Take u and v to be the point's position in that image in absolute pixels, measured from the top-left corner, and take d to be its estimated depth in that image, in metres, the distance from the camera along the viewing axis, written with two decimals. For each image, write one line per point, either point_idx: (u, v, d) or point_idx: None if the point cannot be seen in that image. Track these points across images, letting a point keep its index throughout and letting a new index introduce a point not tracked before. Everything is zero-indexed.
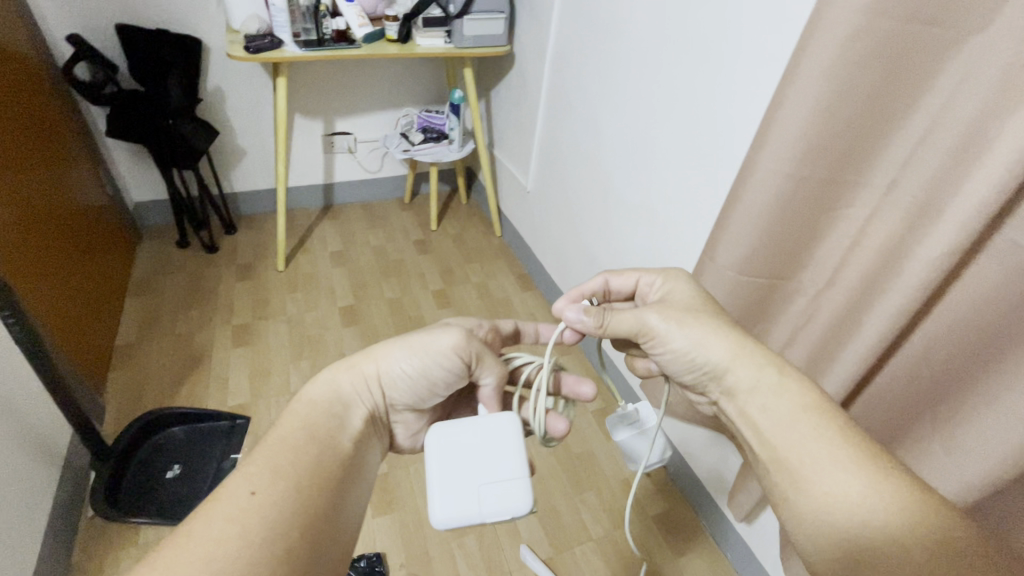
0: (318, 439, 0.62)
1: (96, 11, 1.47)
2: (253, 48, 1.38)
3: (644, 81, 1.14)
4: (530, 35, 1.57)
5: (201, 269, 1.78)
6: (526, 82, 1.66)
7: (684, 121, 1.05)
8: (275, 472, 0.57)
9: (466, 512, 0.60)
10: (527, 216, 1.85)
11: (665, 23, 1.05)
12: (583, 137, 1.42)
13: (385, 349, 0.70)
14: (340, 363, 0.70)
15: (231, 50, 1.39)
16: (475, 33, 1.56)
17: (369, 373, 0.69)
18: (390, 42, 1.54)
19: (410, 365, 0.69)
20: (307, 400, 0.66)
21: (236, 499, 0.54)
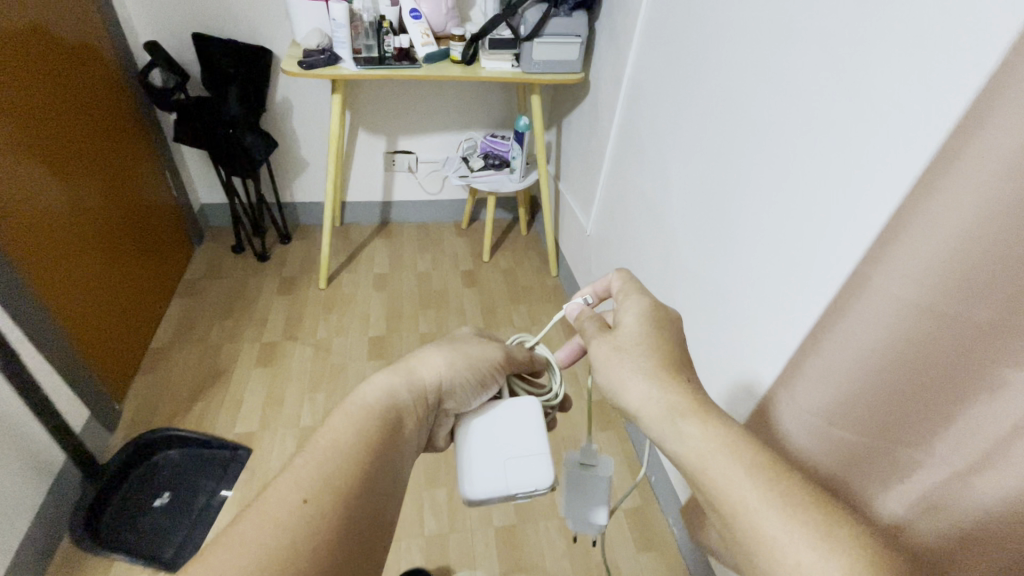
0: (370, 449, 0.65)
1: (177, 20, 1.50)
2: (307, 64, 1.31)
3: (744, 150, 0.87)
4: (607, 64, 1.39)
5: (247, 277, 1.77)
6: (599, 115, 1.47)
7: (791, 218, 0.77)
8: (320, 482, 0.60)
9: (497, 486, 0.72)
10: (584, 262, 1.66)
11: (782, 78, 0.77)
12: (661, 198, 1.17)
13: (428, 358, 0.76)
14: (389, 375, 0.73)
15: (286, 65, 1.34)
16: (546, 57, 1.41)
17: (421, 381, 0.75)
18: (453, 63, 1.45)
19: (455, 364, 0.78)
20: (361, 405, 0.69)
21: (287, 507, 0.56)
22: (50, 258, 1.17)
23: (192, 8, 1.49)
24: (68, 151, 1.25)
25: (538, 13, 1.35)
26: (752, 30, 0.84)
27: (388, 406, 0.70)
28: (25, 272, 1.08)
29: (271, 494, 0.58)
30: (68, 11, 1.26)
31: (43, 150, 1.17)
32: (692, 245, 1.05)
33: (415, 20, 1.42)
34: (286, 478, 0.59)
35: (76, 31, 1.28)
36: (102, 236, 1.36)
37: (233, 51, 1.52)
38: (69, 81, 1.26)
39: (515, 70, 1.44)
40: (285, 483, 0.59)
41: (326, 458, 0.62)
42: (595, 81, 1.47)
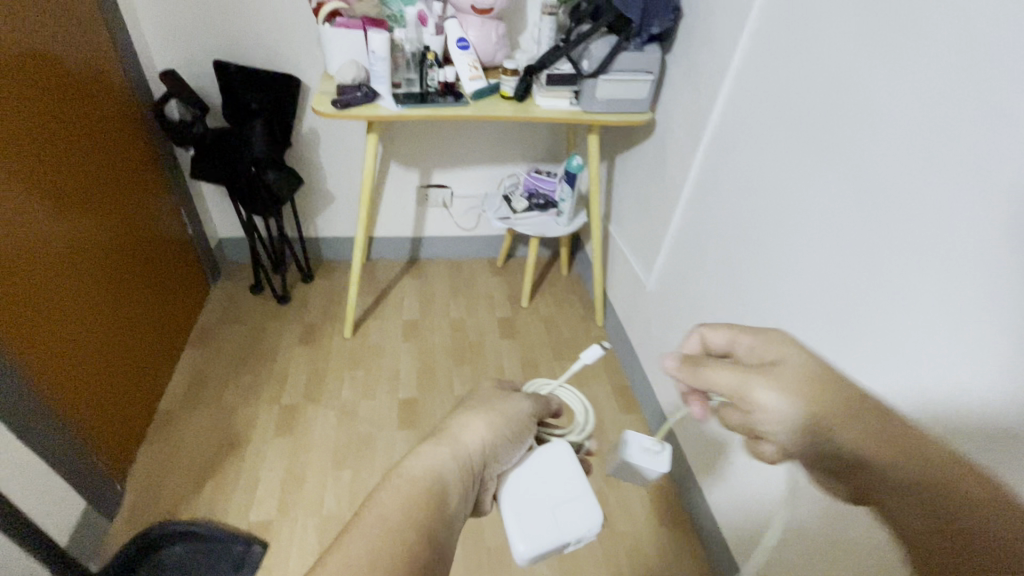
0: (420, 521, 0.54)
1: (197, 46, 1.35)
2: (342, 103, 1.15)
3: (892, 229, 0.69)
4: (682, 105, 1.20)
5: (266, 322, 1.62)
6: (668, 161, 1.28)
7: (975, 330, 0.60)
8: (372, 563, 0.49)
9: (548, 538, 0.61)
10: (641, 319, 1.48)
11: (971, 160, 0.59)
12: (744, 259, 1.00)
13: (467, 416, 0.65)
14: (430, 446, 0.61)
15: (317, 103, 1.18)
16: (611, 96, 1.23)
17: (468, 445, 0.62)
18: (503, 99, 1.28)
19: (502, 426, 0.65)
20: (403, 477, 0.58)
21: None
22: (55, 324, 1.03)
23: (213, 32, 1.33)
24: (76, 193, 1.12)
25: (605, 46, 1.17)
26: (915, 82, 0.65)
27: (432, 478, 0.58)
28: (19, 354, 0.93)
29: None
30: (80, 38, 1.12)
31: (47, 203, 1.04)
32: (792, 322, 0.88)
33: (463, 51, 1.25)
34: (330, 565, 0.49)
35: (86, 64, 1.14)
36: (111, 292, 1.22)
37: (258, 80, 1.36)
38: (77, 121, 1.12)
39: (574, 108, 1.27)
40: (328, 573, 0.48)
41: (376, 533, 0.51)
42: (664, 121, 1.29)
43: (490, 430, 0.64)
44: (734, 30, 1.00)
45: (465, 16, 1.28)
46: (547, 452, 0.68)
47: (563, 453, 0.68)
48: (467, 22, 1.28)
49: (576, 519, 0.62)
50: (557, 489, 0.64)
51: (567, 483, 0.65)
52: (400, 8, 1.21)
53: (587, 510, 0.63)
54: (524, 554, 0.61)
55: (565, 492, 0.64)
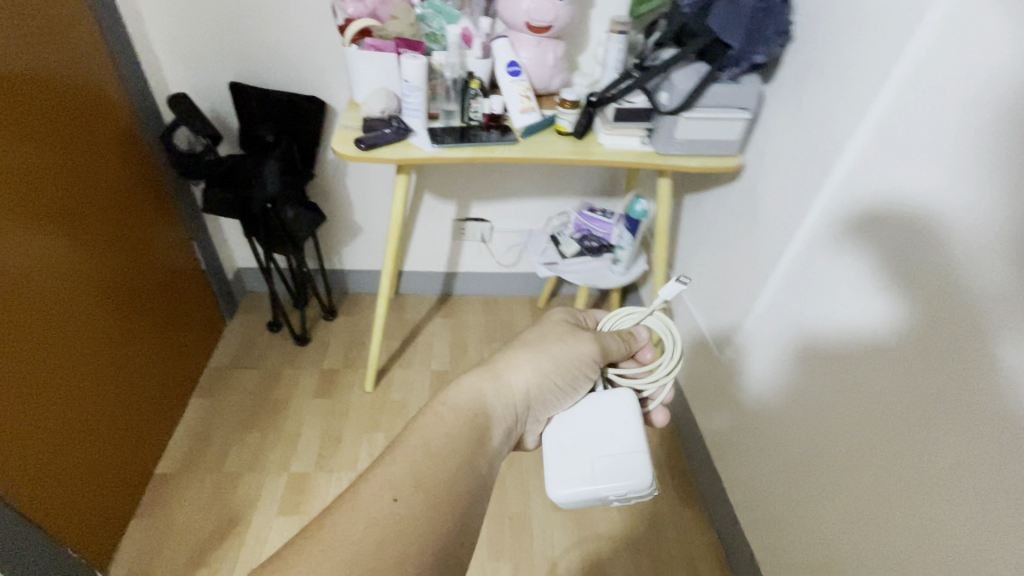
0: (460, 450, 0.60)
1: (213, 63, 1.19)
2: (367, 142, 0.96)
3: (919, 126, 0.67)
4: (782, 151, 0.95)
5: (281, 367, 1.47)
6: (756, 215, 1.03)
7: (975, 143, 0.60)
8: (414, 476, 0.55)
9: (584, 485, 0.64)
10: (705, 394, 1.24)
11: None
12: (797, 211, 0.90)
13: (516, 358, 0.70)
14: (478, 378, 0.69)
15: (338, 141, 0.98)
16: (693, 136, 1.00)
17: (510, 383, 0.69)
18: (559, 135, 1.07)
19: (556, 364, 0.70)
20: (452, 405, 0.65)
21: (379, 501, 0.52)
22: (28, 411, 0.90)
23: (230, 49, 1.17)
24: (73, 234, 1.01)
25: (691, 75, 0.94)
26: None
27: (474, 408, 0.65)
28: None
29: (363, 492, 0.53)
30: (76, 66, 0.98)
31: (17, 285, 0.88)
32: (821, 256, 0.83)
33: (513, 77, 1.05)
34: (379, 473, 0.56)
35: (78, 98, 0.99)
36: (102, 353, 1.08)
37: (278, 104, 1.20)
38: (62, 170, 0.97)
39: (644, 149, 1.04)
40: (376, 479, 0.55)
41: (421, 459, 0.57)
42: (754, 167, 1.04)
43: (535, 374, 0.70)
44: (868, 66, 0.75)
45: (517, 34, 1.07)
46: (604, 402, 0.69)
47: (626, 404, 0.68)
48: (519, 42, 1.08)
49: (620, 474, 0.63)
50: (605, 441, 0.66)
51: (616, 441, 0.66)
52: (440, 25, 1.02)
53: (634, 465, 0.63)
54: (564, 498, 0.64)
55: (614, 444, 0.65)
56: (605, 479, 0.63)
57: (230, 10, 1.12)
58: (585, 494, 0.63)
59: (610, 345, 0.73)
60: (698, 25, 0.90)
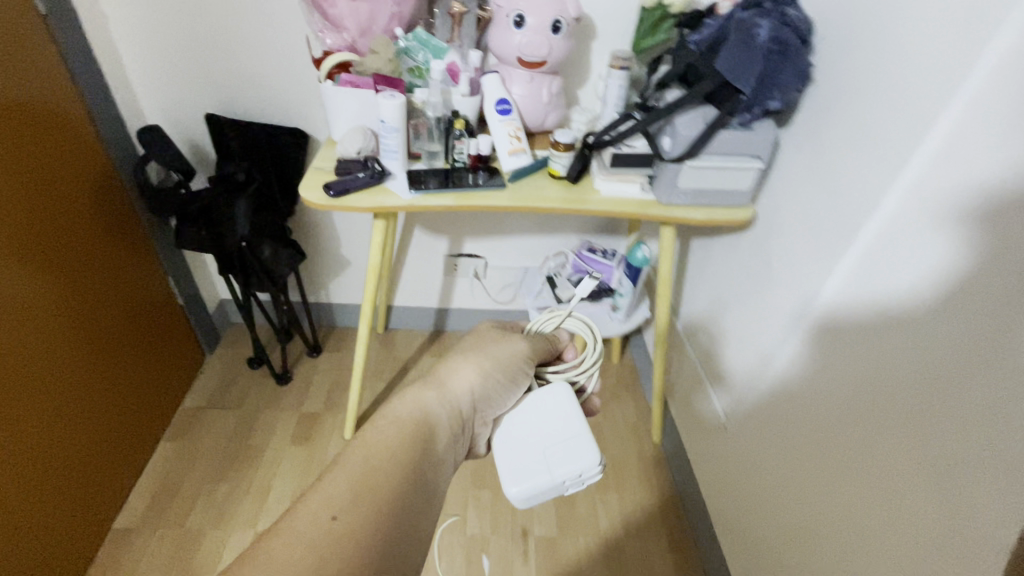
0: (404, 459, 0.59)
1: (189, 91, 1.12)
2: (337, 188, 0.88)
3: (931, 181, 0.58)
4: (798, 204, 0.85)
5: (259, 408, 1.39)
6: (768, 271, 0.93)
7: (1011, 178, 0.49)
8: (352, 493, 0.54)
9: (540, 480, 0.66)
10: (713, 459, 1.13)
11: None
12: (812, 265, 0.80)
13: (456, 366, 0.70)
14: (419, 389, 0.67)
15: (306, 186, 0.90)
16: (697, 184, 0.90)
17: (454, 393, 0.68)
18: (551, 180, 0.98)
19: (492, 372, 0.70)
20: (392, 418, 0.63)
21: (317, 518, 0.51)
22: None
23: (206, 77, 1.10)
24: (31, 282, 0.94)
25: (697, 120, 0.84)
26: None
27: (419, 417, 0.64)
28: None
29: (298, 516, 0.51)
30: (39, 102, 0.92)
31: None
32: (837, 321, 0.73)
33: (502, 115, 0.96)
34: (314, 493, 0.53)
35: (40, 136, 0.93)
36: (59, 407, 1.01)
37: (254, 136, 1.12)
38: (18, 215, 0.90)
39: (644, 197, 0.95)
40: (316, 495, 0.53)
41: (360, 471, 0.56)
42: (767, 217, 0.93)
43: (476, 380, 0.69)
44: (887, 116, 0.64)
45: (509, 69, 0.99)
46: (546, 397, 0.70)
47: (563, 396, 0.69)
48: (511, 77, 1.00)
49: (570, 460, 0.66)
50: (551, 434, 0.67)
51: (563, 433, 0.67)
52: (426, 58, 0.95)
53: (581, 448, 0.66)
54: (524, 497, 0.66)
55: (559, 433, 0.67)
56: (559, 469, 0.65)
57: (206, 37, 1.05)
58: (543, 488, 0.65)
59: (541, 345, 0.73)
60: (704, 66, 0.81)
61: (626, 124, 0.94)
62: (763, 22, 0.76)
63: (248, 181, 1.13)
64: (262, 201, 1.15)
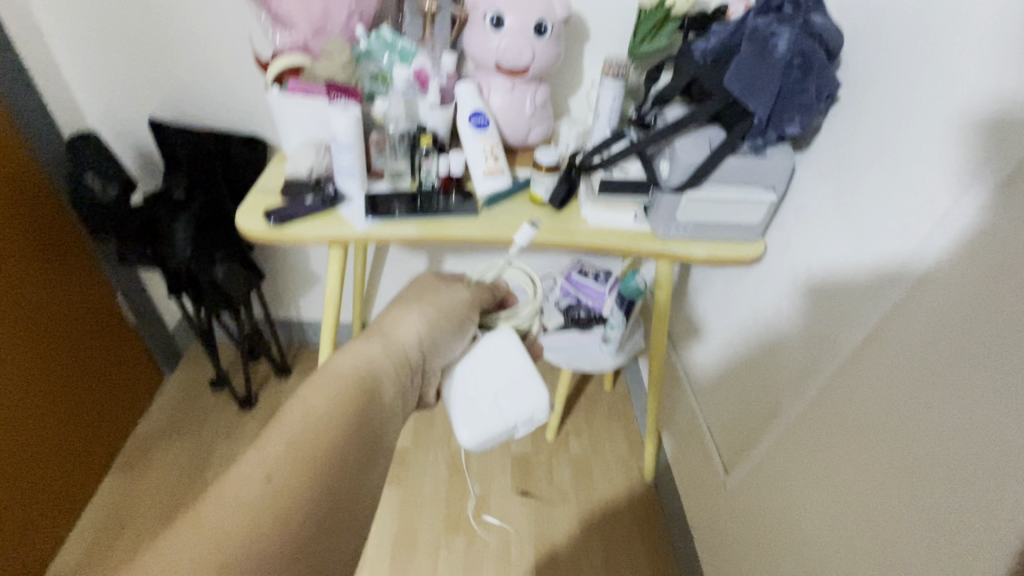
0: (354, 413, 0.50)
1: (134, 92, 0.99)
2: (280, 216, 0.75)
3: (986, 234, 0.46)
4: (811, 246, 0.72)
5: (217, 437, 1.28)
6: (775, 318, 0.81)
7: None
8: (293, 451, 0.45)
9: (494, 422, 0.64)
10: (708, 517, 1.01)
11: None
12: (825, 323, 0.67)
13: (397, 314, 0.62)
14: (362, 340, 0.59)
15: (246, 212, 0.77)
16: (699, 218, 0.78)
17: (400, 343, 0.60)
18: (533, 206, 0.86)
19: (440, 322, 0.64)
20: (333, 371, 0.54)
21: (249, 482, 0.42)
22: None
23: (152, 77, 0.97)
24: None
25: (702, 143, 0.71)
26: None
27: (362, 368, 0.55)
28: None
29: (228, 481, 0.43)
30: None
31: None
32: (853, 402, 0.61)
33: (477, 131, 0.84)
34: (249, 455, 0.44)
35: None
36: None
37: (200, 146, 1.00)
38: None
39: (637, 228, 0.82)
40: (248, 459, 0.44)
41: (302, 429, 0.46)
42: (774, 255, 0.81)
43: (423, 329, 0.62)
44: (932, 159, 0.53)
45: (487, 76, 0.87)
46: (493, 342, 0.67)
47: (511, 342, 0.67)
48: (489, 85, 0.87)
49: (521, 402, 0.65)
50: (502, 378, 0.65)
51: (511, 375, 0.65)
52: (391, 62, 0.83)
53: (532, 390, 0.65)
54: (475, 440, 0.64)
55: (510, 377, 0.65)
56: (511, 411, 0.64)
57: (147, 32, 0.92)
58: (497, 431, 0.64)
59: (484, 291, 0.70)
60: (708, 81, 0.69)
61: (617, 144, 0.81)
62: (781, 31, 0.63)
63: (194, 196, 1.01)
64: (209, 218, 1.03)
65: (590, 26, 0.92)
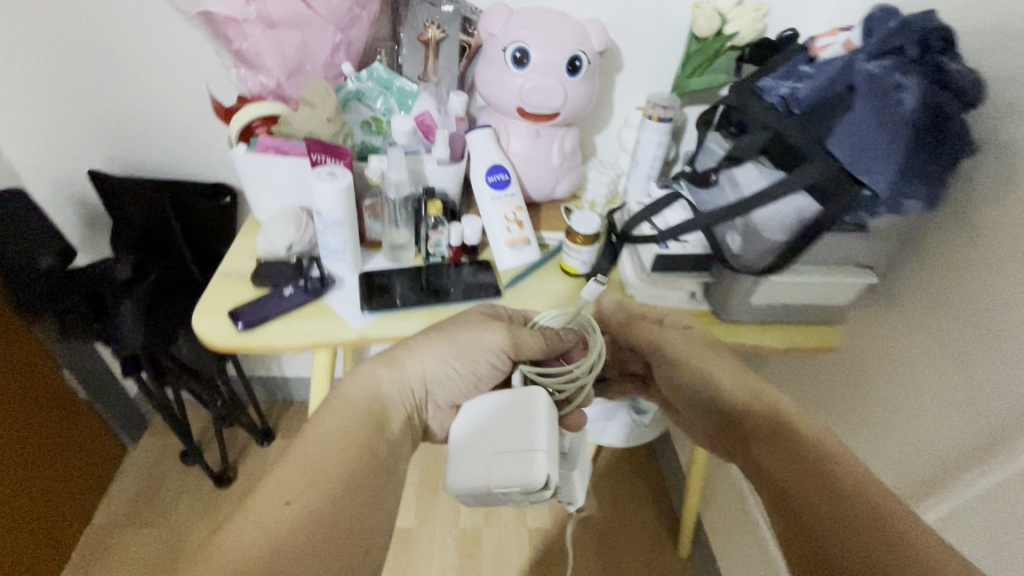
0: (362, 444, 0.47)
1: (63, 140, 0.79)
2: (246, 317, 0.57)
3: None
4: (915, 332, 0.59)
5: (188, 527, 1.10)
6: (867, 412, 0.67)
7: None
8: (312, 474, 0.43)
9: (476, 484, 0.46)
10: None
11: None
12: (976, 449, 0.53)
13: (414, 342, 0.53)
14: (370, 368, 0.51)
15: (204, 309, 0.59)
16: (779, 300, 0.63)
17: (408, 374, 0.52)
18: (566, 279, 0.70)
19: (461, 360, 0.52)
20: (343, 399, 0.50)
21: (266, 510, 0.41)
22: None
23: (86, 122, 0.78)
24: None
25: (787, 217, 0.57)
26: None
27: (372, 399, 0.50)
28: None
29: (247, 508, 0.41)
30: None
31: None
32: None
33: (496, 191, 0.68)
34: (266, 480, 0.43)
35: None
36: None
37: (152, 208, 0.83)
38: None
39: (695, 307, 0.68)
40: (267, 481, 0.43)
41: (327, 446, 0.45)
42: (857, 334, 0.67)
43: (438, 358, 0.52)
44: None
45: (505, 121, 0.71)
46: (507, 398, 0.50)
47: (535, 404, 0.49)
48: (509, 132, 0.71)
49: (514, 478, 0.45)
50: (506, 436, 0.47)
51: (519, 434, 0.47)
52: (389, 107, 0.67)
53: (533, 469, 0.45)
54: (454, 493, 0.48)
55: (514, 442, 0.47)
56: (495, 482, 0.46)
57: (74, 68, 0.72)
58: (475, 497, 0.47)
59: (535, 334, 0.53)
60: (799, 140, 0.54)
61: (672, 208, 0.67)
62: (908, 82, 0.48)
63: (144, 267, 0.84)
64: (161, 291, 0.85)
65: (627, 54, 0.76)
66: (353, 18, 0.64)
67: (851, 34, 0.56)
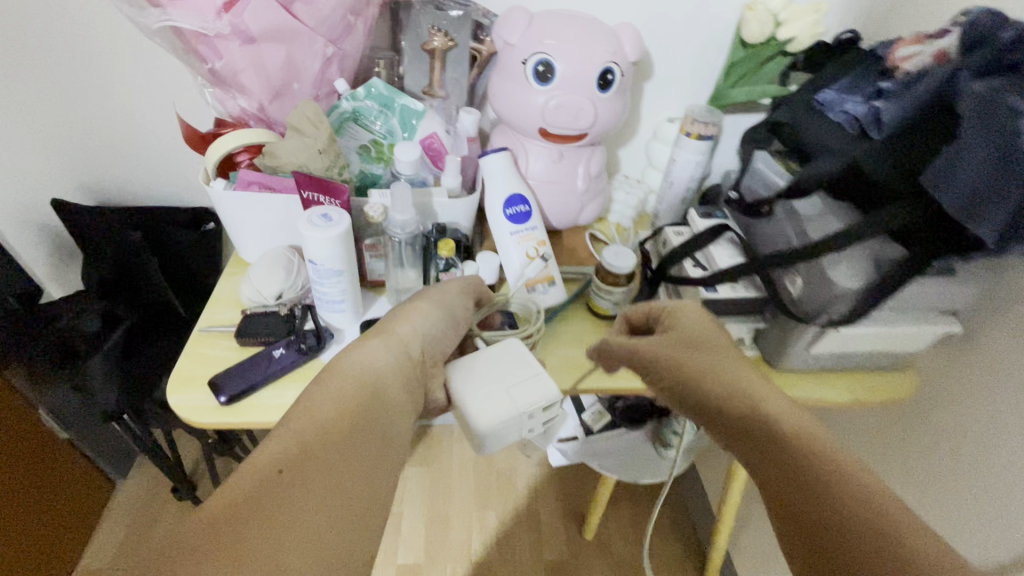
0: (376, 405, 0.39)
1: (15, 166, 0.69)
2: (230, 390, 0.48)
3: None
4: (1008, 386, 0.51)
5: None
6: (944, 471, 0.58)
7: None
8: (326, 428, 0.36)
9: (504, 415, 0.42)
10: None
11: None
12: None
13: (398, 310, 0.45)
14: (357, 342, 0.42)
15: (181, 378, 0.50)
16: (846, 350, 0.55)
17: (409, 336, 0.43)
18: (594, 321, 0.62)
19: (450, 318, 0.47)
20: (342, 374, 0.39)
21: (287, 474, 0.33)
22: None
23: (42, 145, 0.68)
24: None
25: (860, 258, 0.49)
26: None
27: (375, 366, 0.40)
28: None
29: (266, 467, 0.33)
30: None
31: None
32: None
33: (515, 225, 0.60)
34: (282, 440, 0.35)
35: None
36: None
37: (124, 250, 0.73)
38: None
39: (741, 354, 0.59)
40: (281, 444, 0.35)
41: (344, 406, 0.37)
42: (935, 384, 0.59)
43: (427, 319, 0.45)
44: None
45: (523, 141, 0.62)
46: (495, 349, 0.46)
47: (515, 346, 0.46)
48: (528, 155, 0.62)
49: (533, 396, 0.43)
50: (507, 370, 0.44)
51: (517, 364, 0.45)
52: (392, 128, 0.59)
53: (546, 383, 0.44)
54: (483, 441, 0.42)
55: (518, 371, 0.44)
56: (524, 404, 0.43)
57: (26, 85, 0.62)
58: (509, 428, 0.42)
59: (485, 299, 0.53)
60: (882, 176, 0.46)
61: (717, 243, 0.58)
62: None
63: (115, 314, 0.76)
64: (136, 336, 0.78)
65: (659, 60, 0.67)
66: (348, 27, 0.54)
67: (945, 42, 0.46)
